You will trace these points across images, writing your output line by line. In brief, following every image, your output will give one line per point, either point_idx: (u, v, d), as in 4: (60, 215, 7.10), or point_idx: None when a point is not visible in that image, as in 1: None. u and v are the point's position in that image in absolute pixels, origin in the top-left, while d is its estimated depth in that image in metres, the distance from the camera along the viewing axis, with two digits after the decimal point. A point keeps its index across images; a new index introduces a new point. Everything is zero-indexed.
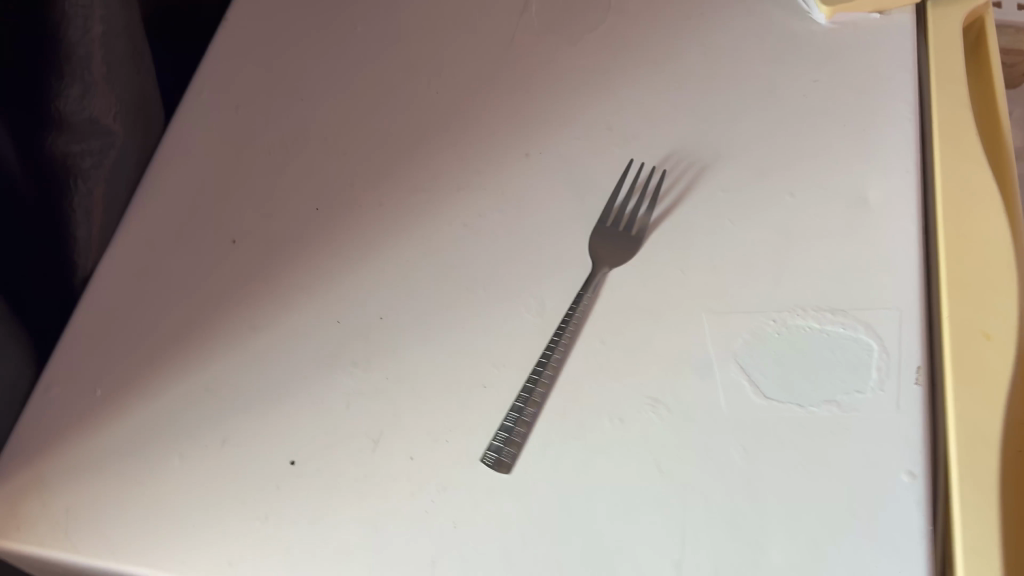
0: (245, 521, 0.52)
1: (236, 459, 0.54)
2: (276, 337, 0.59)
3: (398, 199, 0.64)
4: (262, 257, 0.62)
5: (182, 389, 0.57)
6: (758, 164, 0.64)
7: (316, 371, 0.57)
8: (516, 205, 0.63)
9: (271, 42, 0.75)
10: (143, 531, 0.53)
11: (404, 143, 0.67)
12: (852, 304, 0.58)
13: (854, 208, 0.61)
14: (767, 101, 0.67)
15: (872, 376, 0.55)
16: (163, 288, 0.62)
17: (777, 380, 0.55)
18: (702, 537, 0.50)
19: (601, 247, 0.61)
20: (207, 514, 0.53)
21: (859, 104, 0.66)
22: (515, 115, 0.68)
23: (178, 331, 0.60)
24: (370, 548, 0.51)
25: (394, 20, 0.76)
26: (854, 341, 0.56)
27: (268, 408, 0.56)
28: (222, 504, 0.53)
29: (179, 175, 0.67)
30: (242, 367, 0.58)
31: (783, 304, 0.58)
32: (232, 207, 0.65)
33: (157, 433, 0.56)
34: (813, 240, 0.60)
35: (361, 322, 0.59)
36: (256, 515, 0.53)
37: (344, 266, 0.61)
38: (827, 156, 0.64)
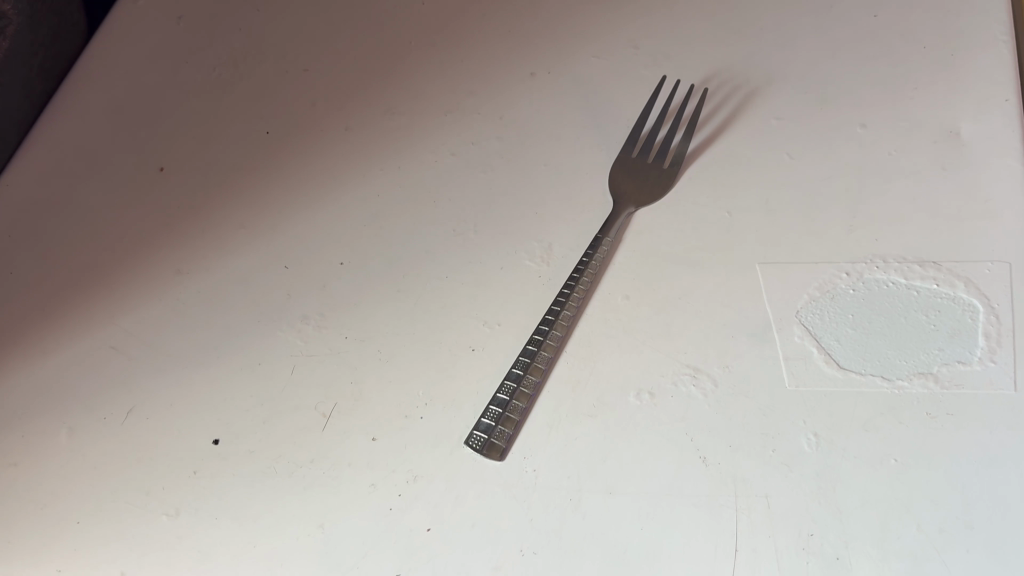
0: (147, 517, 0.39)
1: (142, 437, 0.41)
2: (207, 284, 0.46)
3: (370, 124, 0.52)
4: (196, 188, 0.50)
5: (80, 346, 0.44)
6: (820, 91, 0.52)
7: (255, 326, 0.44)
8: (518, 134, 0.51)
9: None
10: (12, 528, 0.39)
11: (381, 62, 0.55)
12: (947, 256, 0.44)
13: (943, 144, 0.48)
14: (827, 21, 0.55)
15: (979, 345, 0.42)
16: (70, 224, 0.49)
17: (856, 347, 0.42)
18: (765, 547, 0.37)
19: (626, 182, 0.48)
20: (97, 506, 0.40)
21: (942, 23, 0.53)
22: (519, 32, 0.56)
23: (81, 274, 0.47)
24: (311, 554, 0.38)
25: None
26: (952, 300, 0.43)
27: (190, 373, 0.43)
28: (119, 493, 0.40)
29: (100, 91, 0.54)
30: (160, 321, 0.45)
31: (858, 253, 0.45)
32: (164, 131, 0.52)
33: (43, 401, 0.43)
34: (894, 177, 0.47)
35: (316, 267, 0.46)
36: (163, 510, 0.39)
37: (299, 200, 0.49)
38: (906, 80, 0.51)
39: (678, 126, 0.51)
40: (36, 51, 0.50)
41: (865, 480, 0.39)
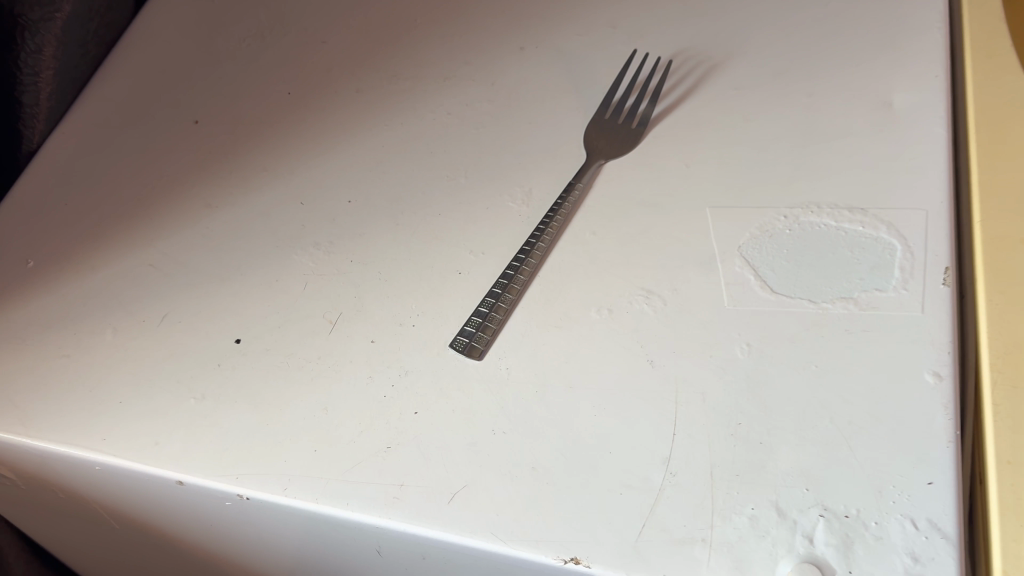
0: (177, 399, 0.46)
1: (176, 337, 0.48)
2: (233, 215, 0.53)
3: (378, 88, 0.59)
4: (225, 138, 0.57)
5: (123, 263, 0.52)
6: (772, 67, 0.59)
7: (275, 250, 0.52)
8: (506, 97, 0.58)
9: None
10: (61, 406, 0.46)
11: (388, 36, 0.63)
12: (872, 204, 0.51)
13: (877, 111, 0.55)
14: (783, 10, 0.62)
15: (895, 275, 0.48)
16: (116, 165, 0.56)
17: (789, 276, 0.49)
18: (698, 432, 0.43)
19: (598, 139, 0.55)
20: (135, 390, 0.47)
21: (884, 13, 0.61)
22: (513, 14, 0.63)
23: (126, 207, 0.54)
24: (315, 430, 0.44)
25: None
26: (874, 240, 0.50)
27: (217, 287, 0.50)
28: (153, 380, 0.47)
29: (145, 59, 0.62)
30: (193, 245, 0.52)
31: (797, 200, 0.52)
32: (199, 90, 0.60)
33: (92, 307, 0.50)
34: (832, 138, 0.54)
35: (327, 203, 0.54)
36: (190, 394, 0.46)
37: (314, 150, 0.56)
38: (849, 59, 0.58)
39: (646, 94, 0.58)
40: (88, 19, 0.59)
41: (790, 381, 0.45)
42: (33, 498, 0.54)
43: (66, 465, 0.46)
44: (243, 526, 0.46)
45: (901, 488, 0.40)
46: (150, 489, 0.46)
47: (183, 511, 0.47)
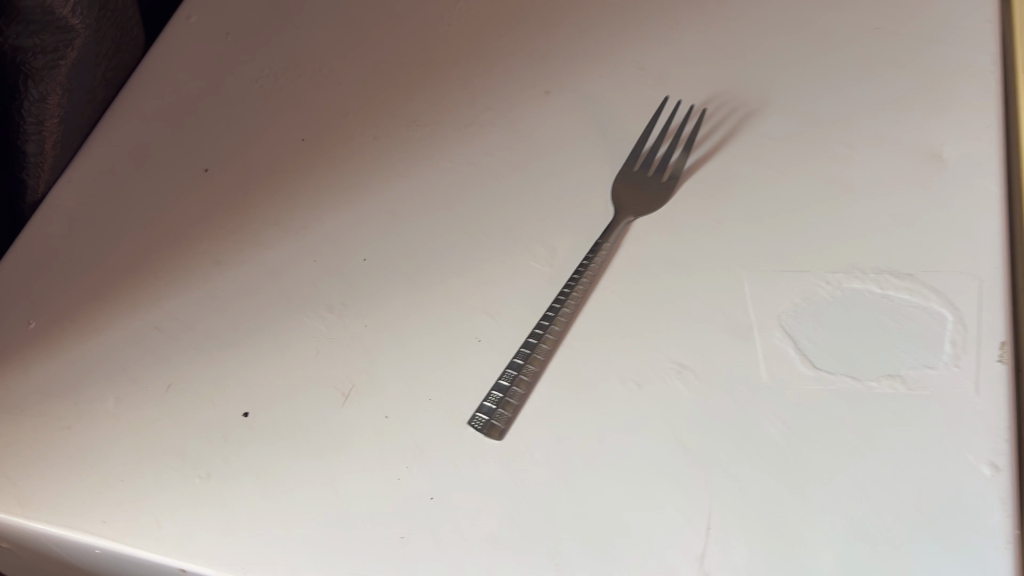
0: (181, 479, 0.44)
1: (181, 409, 0.46)
2: (242, 274, 0.51)
3: (395, 134, 0.57)
4: (236, 188, 0.55)
5: (127, 324, 0.49)
6: (812, 114, 0.55)
7: (285, 314, 0.49)
8: (529, 146, 0.55)
9: None
10: (60, 485, 0.44)
11: (406, 77, 0.60)
12: (922, 269, 0.48)
13: (925, 166, 0.52)
14: (823, 50, 0.59)
15: (945, 350, 0.45)
16: (123, 217, 0.54)
17: (831, 350, 0.46)
18: (735, 525, 0.40)
19: (626, 193, 0.52)
20: (137, 468, 0.44)
21: (932, 54, 0.57)
22: (536, 52, 0.60)
23: (132, 264, 0.52)
24: (325, 515, 0.42)
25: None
26: (923, 310, 0.46)
27: (223, 353, 0.48)
28: (156, 457, 0.44)
29: (154, 101, 0.59)
30: (201, 306, 0.50)
31: (839, 263, 0.49)
32: (210, 135, 0.57)
33: (94, 374, 0.47)
34: (877, 195, 0.51)
35: (341, 261, 0.51)
36: (194, 473, 0.44)
37: (328, 202, 0.53)
38: (894, 106, 0.55)
39: (678, 142, 0.55)
40: (99, 61, 0.56)
41: (833, 468, 0.42)
42: (33, 567, 0.52)
43: (64, 547, 0.43)
44: None
45: None
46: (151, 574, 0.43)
47: None
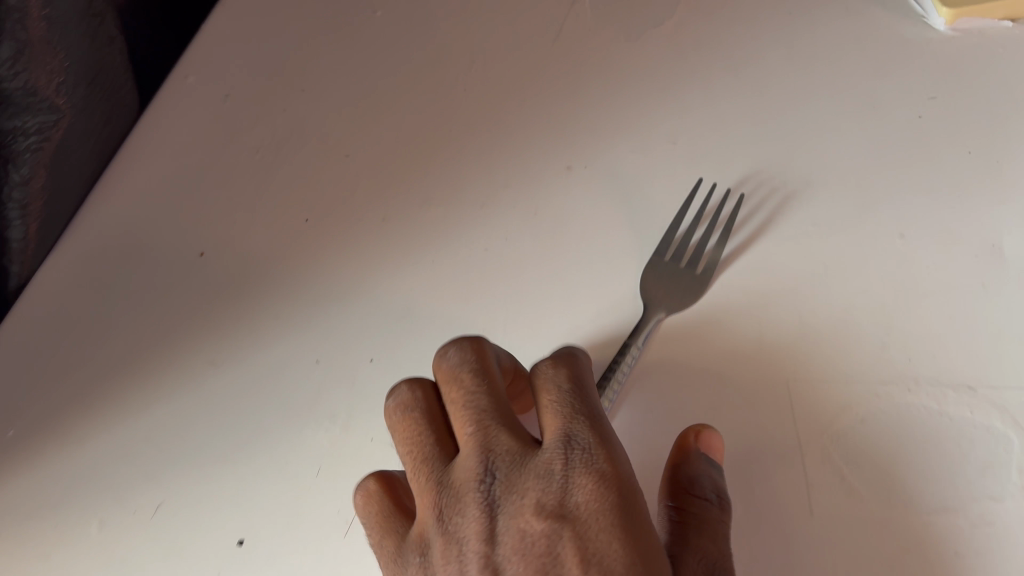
0: None
1: (171, 534, 0.43)
2: (239, 376, 0.47)
3: (407, 217, 0.53)
4: (234, 276, 0.51)
5: (114, 435, 0.45)
6: (857, 196, 0.51)
7: (286, 424, 0.45)
8: (552, 229, 0.51)
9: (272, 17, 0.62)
10: None
11: (419, 150, 0.56)
12: (985, 380, 0.44)
13: (985, 260, 0.48)
14: (869, 120, 0.54)
15: (1014, 479, 0.41)
16: (111, 308, 0.50)
17: (886, 476, 0.42)
18: None
19: (657, 286, 0.48)
20: None
21: (988, 128, 0.53)
22: (557, 121, 0.56)
23: (120, 363, 0.48)
24: None
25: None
26: (987, 431, 0.42)
27: (219, 472, 0.44)
28: None
29: (146, 173, 0.55)
30: (193, 414, 0.46)
31: (892, 375, 0.45)
32: (206, 214, 0.53)
33: (77, 491, 0.44)
34: (931, 294, 0.47)
35: (347, 363, 0.47)
36: None
37: (333, 294, 0.50)
38: (948, 190, 0.51)
39: (712, 229, 0.51)
40: (88, 138, 0.51)
41: None
42: None
43: None
44: None
45: None
46: None
47: None
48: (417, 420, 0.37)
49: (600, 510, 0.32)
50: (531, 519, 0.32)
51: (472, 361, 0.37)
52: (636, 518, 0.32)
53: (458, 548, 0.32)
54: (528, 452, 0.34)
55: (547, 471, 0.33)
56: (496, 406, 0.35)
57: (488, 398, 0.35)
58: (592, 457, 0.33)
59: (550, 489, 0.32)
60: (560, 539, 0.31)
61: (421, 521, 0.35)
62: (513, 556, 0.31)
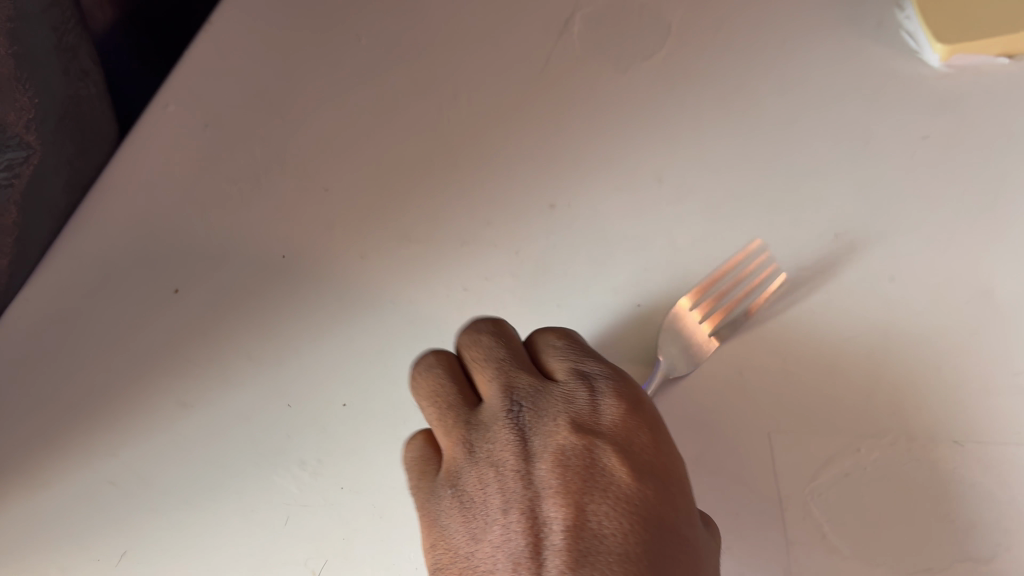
0: None
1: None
2: (207, 418, 0.48)
3: (387, 256, 0.52)
4: (207, 315, 0.51)
5: (88, 473, 0.47)
6: (844, 238, 0.50)
7: (255, 471, 0.47)
8: (533, 270, 0.51)
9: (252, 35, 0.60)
10: None
11: (401, 185, 0.55)
12: (972, 437, 0.44)
13: (973, 311, 0.47)
14: (861, 160, 0.53)
15: (1000, 540, 0.42)
16: (85, 346, 0.50)
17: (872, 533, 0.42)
18: None
19: (672, 344, 0.47)
20: None
21: (980, 172, 0.52)
22: (543, 156, 0.55)
23: (91, 406, 0.49)
24: None
25: (418, 16, 0.61)
26: (973, 487, 0.43)
27: (192, 516, 0.46)
28: None
29: (122, 205, 0.54)
30: (160, 458, 0.47)
31: (875, 428, 0.44)
32: (183, 249, 0.53)
33: (50, 536, 0.46)
34: (916, 346, 0.46)
35: (319, 410, 0.48)
36: None
37: (306, 338, 0.50)
38: (939, 234, 0.50)
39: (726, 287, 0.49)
40: (61, 172, 0.50)
41: None
42: None
43: None
44: None
45: None
46: None
47: None
48: (442, 375, 0.43)
49: (625, 426, 0.40)
50: (567, 435, 0.39)
51: (490, 325, 0.44)
52: (654, 433, 0.40)
53: (498, 467, 0.39)
54: (550, 386, 0.42)
55: (572, 397, 0.41)
56: (514, 359, 0.43)
57: (508, 351, 0.43)
58: (614, 384, 0.41)
59: (580, 409, 0.40)
60: (596, 447, 0.39)
61: (454, 455, 0.41)
62: (552, 465, 0.38)
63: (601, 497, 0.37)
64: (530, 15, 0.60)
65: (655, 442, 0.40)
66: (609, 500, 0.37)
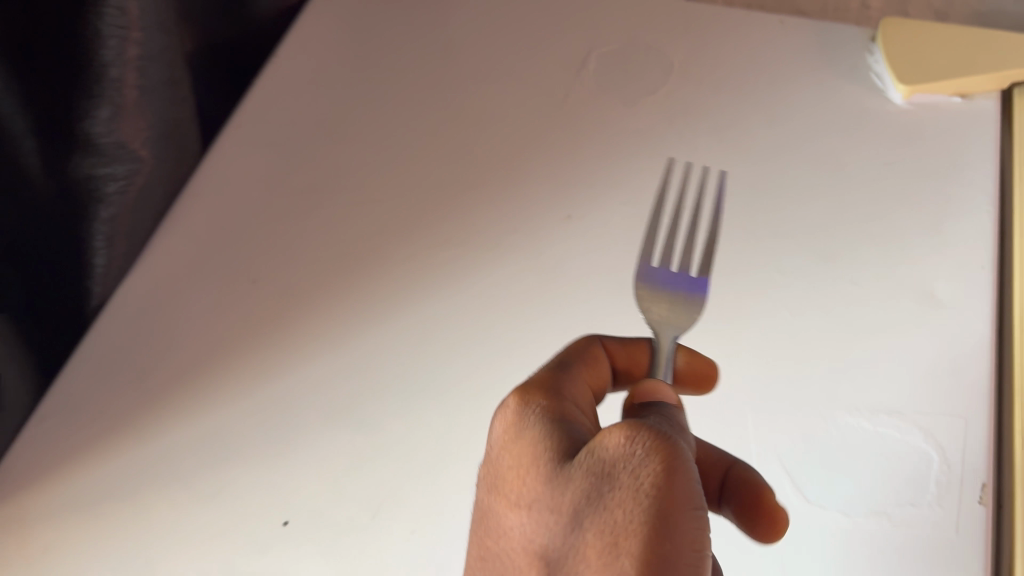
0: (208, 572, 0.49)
1: (225, 511, 0.51)
2: (278, 383, 0.56)
3: (430, 254, 0.61)
4: (282, 302, 0.60)
5: (177, 433, 0.54)
6: (814, 246, 0.59)
7: (318, 423, 0.54)
8: (552, 268, 0.60)
9: (318, 78, 0.72)
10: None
11: (442, 197, 0.64)
12: (913, 408, 0.52)
13: (924, 302, 0.56)
14: (832, 181, 0.63)
15: (930, 490, 0.50)
16: (175, 325, 0.59)
17: (824, 485, 0.50)
18: None
19: (658, 306, 0.47)
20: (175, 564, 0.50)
21: (931, 190, 0.62)
22: (562, 173, 0.65)
23: (180, 370, 0.57)
24: None
25: (464, 63, 0.73)
26: (911, 448, 0.51)
27: (269, 460, 0.53)
28: (191, 556, 0.50)
29: (207, 211, 0.64)
30: (237, 412, 0.55)
31: (833, 401, 0.53)
32: (260, 249, 0.62)
33: (142, 476, 0.53)
34: (875, 332, 0.55)
35: (375, 378, 0.56)
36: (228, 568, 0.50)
37: (360, 318, 0.58)
38: (897, 244, 0.59)
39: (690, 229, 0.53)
40: (161, 183, 0.61)
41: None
42: None
43: None
44: None
45: None
46: None
47: None
48: None
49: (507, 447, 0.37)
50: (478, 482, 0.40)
51: None
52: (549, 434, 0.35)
53: None
54: None
55: None
56: None
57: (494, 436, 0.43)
58: (501, 413, 0.38)
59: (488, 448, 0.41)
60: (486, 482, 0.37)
61: None
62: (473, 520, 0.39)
63: (498, 536, 0.35)
64: (551, 63, 0.72)
65: (536, 509, 0.33)
66: (498, 530, 0.35)
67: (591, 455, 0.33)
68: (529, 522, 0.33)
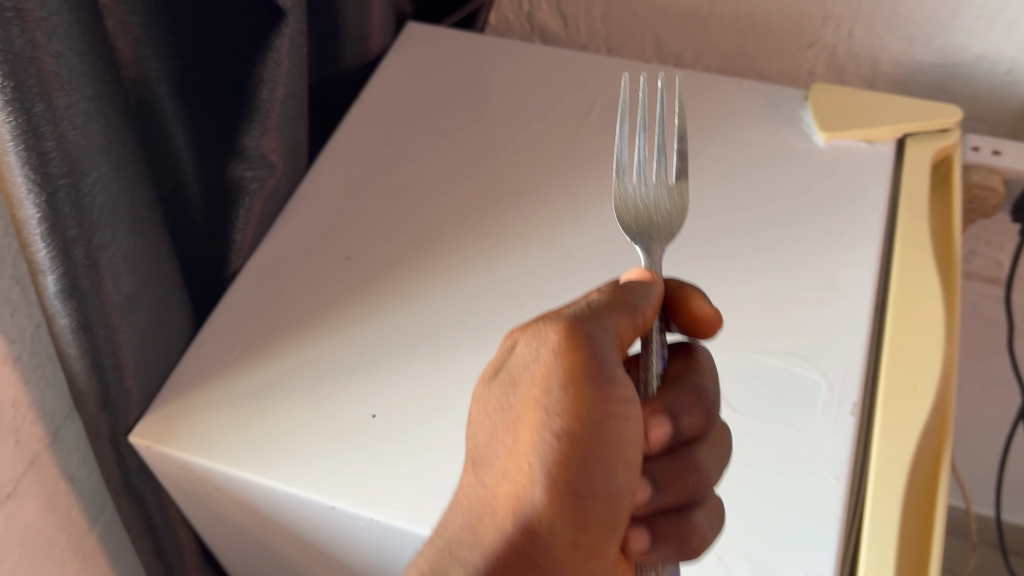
0: (319, 444, 0.71)
1: (329, 405, 0.73)
2: (366, 325, 0.79)
3: (473, 243, 0.84)
4: (368, 273, 0.83)
5: (296, 356, 0.77)
6: (751, 246, 0.83)
7: (396, 351, 0.76)
8: (564, 257, 0.82)
9: (390, 117, 0.97)
10: (247, 447, 0.71)
11: (483, 204, 0.88)
12: (811, 353, 0.75)
13: (826, 284, 0.79)
14: (768, 201, 0.86)
15: (819, 404, 0.71)
16: (290, 285, 0.82)
17: (747, 400, 0.71)
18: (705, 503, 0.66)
19: (640, 220, 0.63)
20: (296, 437, 0.71)
21: (839, 207, 0.85)
22: (570, 189, 0.88)
23: (295, 314, 0.80)
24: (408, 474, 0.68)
25: (500, 108, 0.98)
26: (807, 378, 0.73)
27: (362, 375, 0.75)
28: (307, 434, 0.71)
29: (313, 210, 0.88)
30: (337, 343, 0.78)
31: (757, 346, 0.75)
32: (351, 237, 0.86)
33: (271, 382, 0.75)
34: (791, 303, 0.78)
35: (436, 324, 0.78)
36: (332, 441, 0.71)
37: (425, 284, 0.81)
38: (811, 245, 0.82)
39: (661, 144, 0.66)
40: (281, 188, 0.87)
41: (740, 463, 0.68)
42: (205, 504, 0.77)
43: (247, 485, 0.70)
44: (340, 524, 0.69)
45: (803, 549, 0.64)
46: (304, 507, 0.69)
47: (317, 522, 0.71)
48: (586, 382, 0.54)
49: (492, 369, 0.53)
50: None
51: None
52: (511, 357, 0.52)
53: None
54: None
55: None
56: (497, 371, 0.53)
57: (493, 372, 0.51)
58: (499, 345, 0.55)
59: None
60: None
61: None
62: None
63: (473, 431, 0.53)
64: (566, 111, 0.97)
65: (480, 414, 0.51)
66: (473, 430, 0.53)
67: (514, 365, 0.49)
68: (477, 422, 0.51)
